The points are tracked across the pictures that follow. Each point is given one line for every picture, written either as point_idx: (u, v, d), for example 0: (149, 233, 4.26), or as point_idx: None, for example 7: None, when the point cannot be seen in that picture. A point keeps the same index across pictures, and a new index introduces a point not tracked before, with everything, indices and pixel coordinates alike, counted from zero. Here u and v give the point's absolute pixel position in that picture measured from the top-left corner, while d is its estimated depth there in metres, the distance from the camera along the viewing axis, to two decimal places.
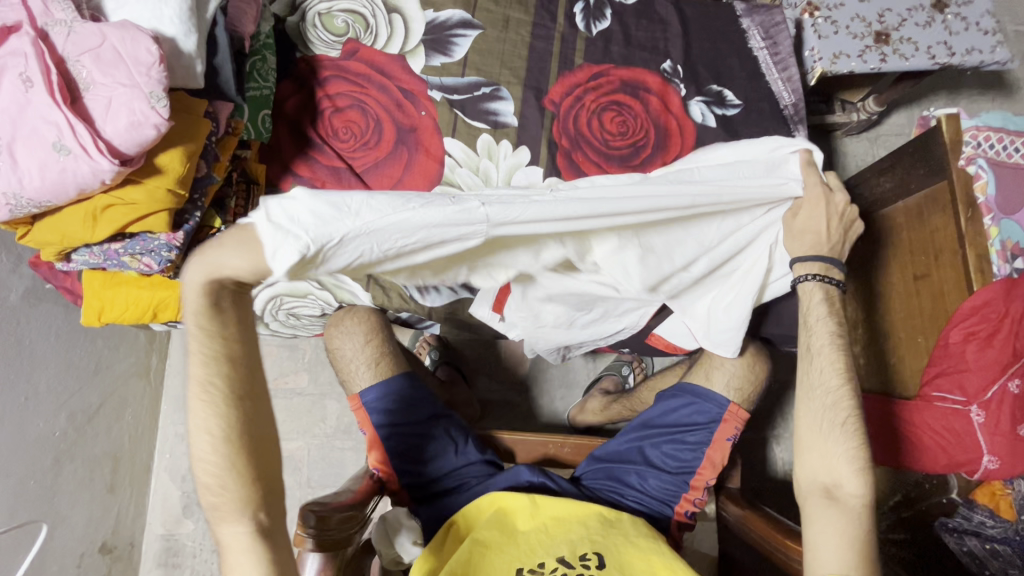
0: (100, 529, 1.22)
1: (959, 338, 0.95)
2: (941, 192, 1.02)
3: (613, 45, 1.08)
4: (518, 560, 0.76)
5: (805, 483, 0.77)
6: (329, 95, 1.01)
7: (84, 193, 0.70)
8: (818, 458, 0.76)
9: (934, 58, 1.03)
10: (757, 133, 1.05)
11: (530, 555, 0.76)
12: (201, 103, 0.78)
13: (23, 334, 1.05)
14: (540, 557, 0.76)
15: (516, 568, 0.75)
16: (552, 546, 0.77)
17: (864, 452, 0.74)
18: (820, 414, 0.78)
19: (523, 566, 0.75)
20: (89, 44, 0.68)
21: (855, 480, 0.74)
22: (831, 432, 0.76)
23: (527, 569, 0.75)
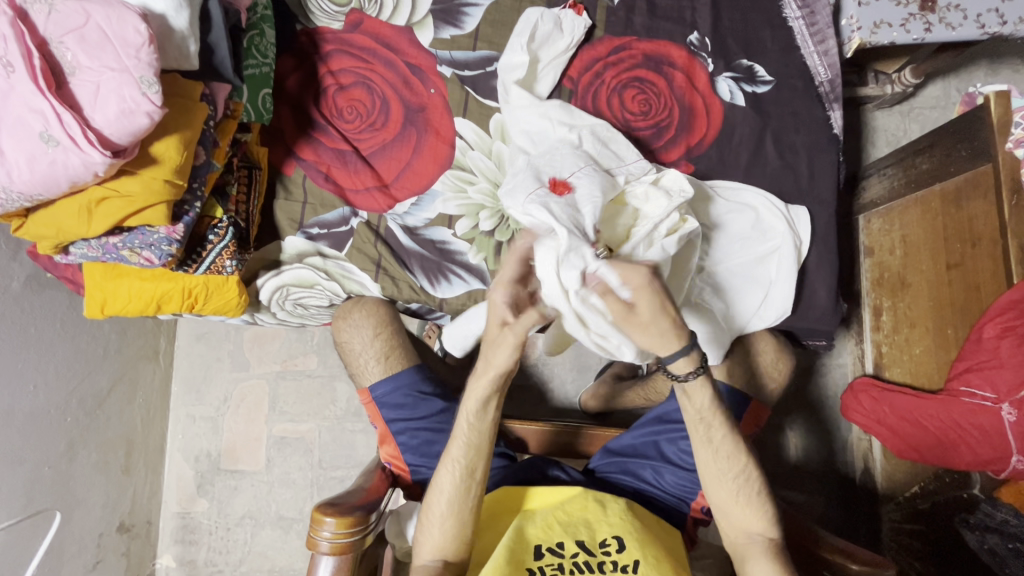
0: (117, 510, 1.24)
1: (994, 332, 0.92)
2: (984, 176, 0.97)
3: (636, 15, 1.01)
4: (539, 538, 0.78)
5: (734, 535, 0.79)
6: (332, 72, 0.95)
7: (77, 186, 0.66)
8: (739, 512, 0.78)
9: (983, 28, 0.94)
10: (789, 111, 0.99)
11: (547, 531, 0.78)
12: (196, 86, 0.73)
13: (28, 322, 1.03)
14: (559, 537, 0.78)
15: (535, 543, 0.77)
16: (569, 525, 0.79)
17: (755, 492, 0.78)
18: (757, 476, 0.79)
19: (542, 544, 0.77)
20: (72, 24, 0.63)
21: (756, 522, 0.78)
22: (732, 499, 0.78)
23: (545, 545, 0.77)
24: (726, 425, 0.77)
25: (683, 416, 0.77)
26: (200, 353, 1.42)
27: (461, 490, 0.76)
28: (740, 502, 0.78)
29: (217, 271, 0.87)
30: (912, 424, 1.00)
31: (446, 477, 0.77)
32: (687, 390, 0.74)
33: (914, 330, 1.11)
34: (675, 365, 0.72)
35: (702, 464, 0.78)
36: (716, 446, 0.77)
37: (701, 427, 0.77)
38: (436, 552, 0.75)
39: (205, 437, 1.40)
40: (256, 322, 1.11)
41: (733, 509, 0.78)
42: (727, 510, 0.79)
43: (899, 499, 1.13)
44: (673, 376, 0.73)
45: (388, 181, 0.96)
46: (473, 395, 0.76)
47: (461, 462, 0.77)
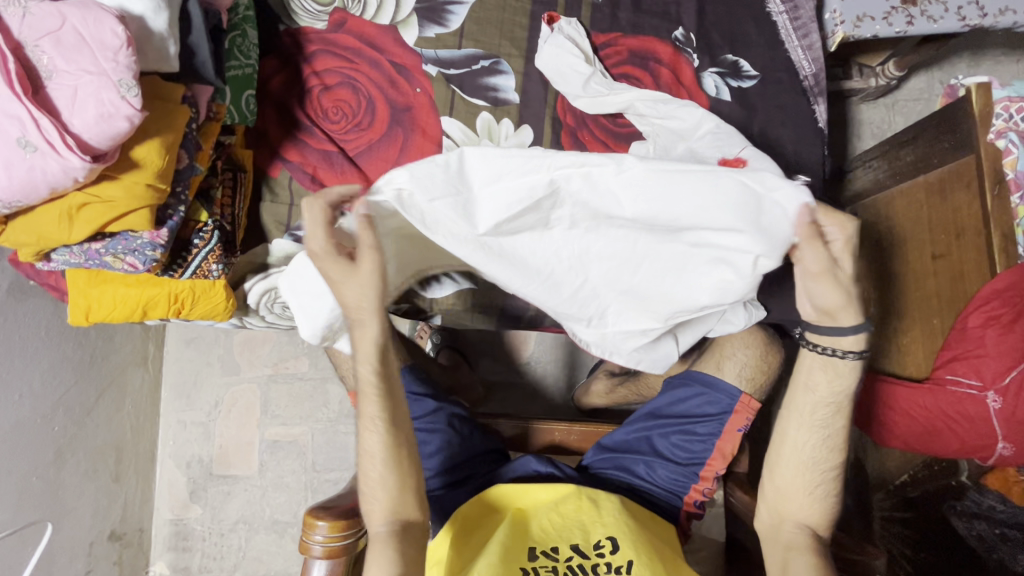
0: (108, 519, 1.23)
1: (979, 321, 0.94)
2: (967, 166, 0.99)
3: (621, 11, 1.01)
4: (534, 541, 0.78)
5: (781, 518, 0.80)
6: (317, 72, 0.94)
7: (57, 192, 0.65)
8: (801, 500, 0.79)
9: (964, 20, 0.94)
10: (775, 105, 0.99)
11: (542, 535, 0.79)
12: (176, 88, 0.72)
13: (12, 330, 1.02)
14: (554, 541, 0.79)
15: (529, 546, 0.78)
16: (563, 528, 0.80)
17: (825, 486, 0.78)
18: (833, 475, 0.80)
19: (537, 548, 0.78)
20: (47, 27, 0.62)
21: (809, 512, 0.79)
22: (804, 488, 0.78)
23: (539, 548, 0.78)
24: (843, 416, 0.77)
25: (808, 391, 0.77)
26: (190, 359, 1.41)
27: (391, 446, 0.74)
28: (811, 493, 0.78)
29: (202, 276, 0.86)
30: (897, 412, 0.99)
31: (368, 433, 0.74)
32: (829, 365, 0.74)
33: (901, 321, 1.12)
34: (821, 334, 0.73)
35: (791, 445, 0.79)
36: (823, 434, 0.77)
37: (828, 410, 0.76)
38: (391, 517, 0.73)
39: (196, 443, 1.38)
40: (244, 326, 1.10)
41: (798, 498, 0.79)
42: (789, 496, 0.79)
43: (889, 488, 1.13)
44: (828, 347, 0.73)
45: (375, 181, 0.95)
46: (366, 342, 0.71)
47: (381, 419, 0.74)
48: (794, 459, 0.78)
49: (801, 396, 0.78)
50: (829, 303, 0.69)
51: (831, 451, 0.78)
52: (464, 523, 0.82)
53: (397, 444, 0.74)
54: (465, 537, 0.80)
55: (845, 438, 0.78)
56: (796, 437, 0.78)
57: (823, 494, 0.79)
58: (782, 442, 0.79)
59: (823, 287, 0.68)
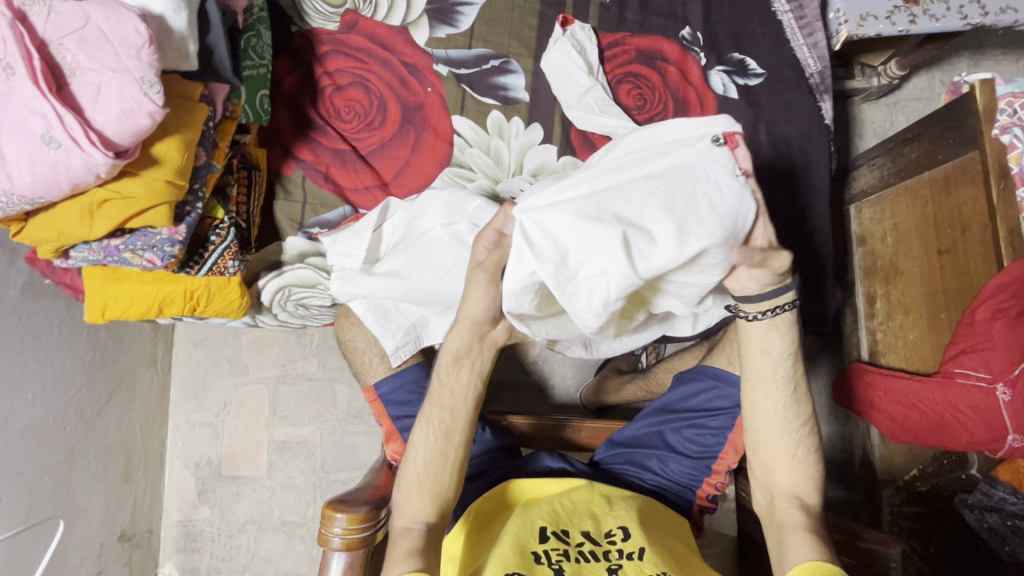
0: (118, 519, 1.23)
1: (986, 315, 0.94)
2: (971, 162, 1.00)
3: (628, 11, 1.02)
4: (544, 521, 0.78)
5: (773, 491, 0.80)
6: (329, 72, 0.96)
7: (79, 188, 0.66)
8: (784, 471, 0.79)
9: (966, 19, 0.96)
10: (781, 103, 1.01)
11: (553, 519, 0.79)
12: (195, 86, 0.73)
13: (26, 330, 1.02)
14: (565, 525, 0.79)
15: (540, 527, 0.77)
16: (575, 514, 0.80)
17: (805, 451, 0.79)
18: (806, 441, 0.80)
19: (548, 528, 0.77)
20: (71, 26, 0.63)
21: (803, 481, 0.79)
22: (787, 455, 0.79)
23: (551, 530, 0.77)
24: (802, 375, 0.78)
25: (765, 352, 0.76)
26: (199, 360, 1.41)
27: (437, 455, 0.75)
28: (793, 456, 0.79)
29: (218, 273, 0.87)
30: (908, 407, 1.01)
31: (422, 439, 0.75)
32: (777, 324, 0.75)
33: (908, 316, 1.13)
34: (751, 302, 0.74)
35: (763, 415, 0.78)
36: (790, 396, 0.77)
37: (788, 369, 0.76)
38: (415, 514, 0.74)
39: (205, 443, 1.39)
40: (256, 324, 1.10)
41: (782, 466, 0.79)
42: (776, 469, 0.80)
43: (898, 483, 1.13)
44: (749, 310, 0.75)
45: (388, 180, 0.96)
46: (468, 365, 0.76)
47: (438, 428, 0.75)
48: (768, 429, 0.78)
49: (756, 360, 0.77)
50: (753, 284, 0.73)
51: (804, 418, 0.78)
52: (476, 520, 0.81)
53: (450, 443, 0.75)
54: (481, 532, 0.80)
55: (810, 396, 0.78)
56: (764, 405, 0.78)
57: (807, 460, 0.79)
58: (754, 414, 0.79)
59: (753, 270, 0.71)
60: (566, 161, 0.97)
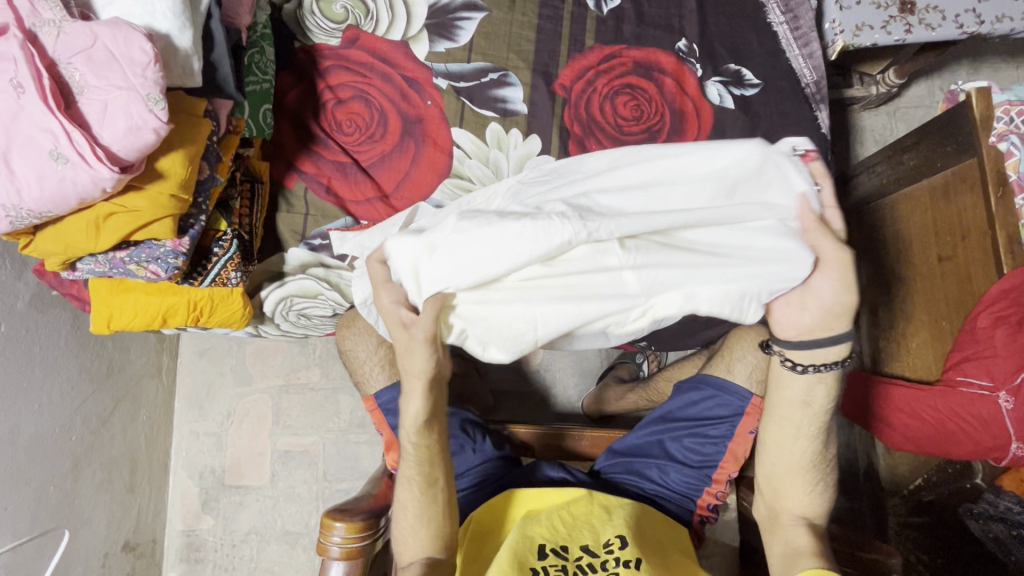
0: (122, 529, 1.23)
1: (987, 322, 0.94)
2: (969, 170, 1.00)
3: (625, 24, 1.03)
4: (543, 537, 0.78)
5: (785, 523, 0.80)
6: (331, 87, 0.97)
7: (85, 202, 0.67)
8: (799, 500, 0.81)
9: (961, 28, 0.97)
10: (778, 113, 1.02)
11: (551, 531, 0.79)
12: (200, 102, 0.75)
13: (33, 341, 1.04)
14: (564, 539, 0.79)
15: (538, 543, 0.78)
16: (574, 527, 0.80)
17: (821, 484, 0.81)
18: (823, 474, 0.82)
19: (546, 544, 0.78)
20: (79, 45, 0.65)
21: (813, 508, 0.81)
22: (802, 487, 0.80)
23: (550, 545, 0.78)
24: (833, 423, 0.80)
25: (805, 404, 0.78)
26: (203, 369, 1.43)
27: (425, 502, 0.76)
28: (809, 489, 0.81)
29: (221, 284, 0.88)
30: (911, 416, 1.00)
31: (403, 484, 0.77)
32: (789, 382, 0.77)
33: (910, 324, 1.13)
34: (791, 352, 0.75)
35: (791, 451, 0.80)
36: (817, 439, 0.79)
37: (819, 422, 0.78)
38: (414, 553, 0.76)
39: (209, 453, 1.40)
40: (259, 334, 1.12)
41: (799, 495, 0.81)
42: (793, 494, 0.81)
43: (903, 492, 1.12)
44: (811, 366, 0.74)
45: (388, 191, 0.97)
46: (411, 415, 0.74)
47: (414, 479, 0.77)
48: (789, 463, 0.80)
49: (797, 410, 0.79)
50: (830, 305, 0.69)
51: (821, 451, 0.80)
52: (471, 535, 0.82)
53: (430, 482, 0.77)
54: (479, 546, 0.81)
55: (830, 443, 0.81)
56: (793, 446, 0.80)
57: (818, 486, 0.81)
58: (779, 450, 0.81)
59: (787, 305, 0.72)
60: None
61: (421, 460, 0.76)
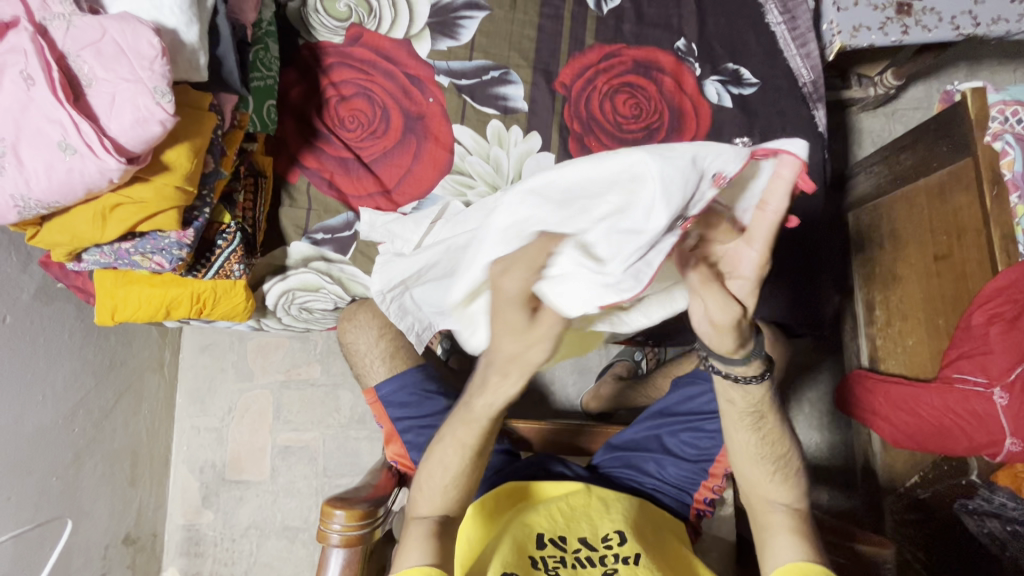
0: (122, 522, 1.24)
1: (982, 319, 0.95)
2: (965, 169, 1.01)
3: (625, 24, 1.05)
4: (541, 527, 0.79)
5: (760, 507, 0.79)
6: (334, 83, 0.99)
7: (92, 193, 0.69)
8: (769, 485, 0.78)
9: (958, 29, 0.98)
10: (775, 112, 1.03)
11: (550, 521, 0.80)
12: (205, 97, 0.76)
13: (37, 333, 1.05)
14: (562, 530, 0.80)
15: (537, 531, 0.79)
16: (571, 519, 0.81)
17: (784, 465, 0.78)
18: (786, 459, 0.78)
19: (545, 534, 0.79)
20: (89, 39, 0.66)
21: (787, 491, 0.78)
22: (766, 473, 0.78)
23: (548, 535, 0.79)
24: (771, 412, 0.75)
25: (730, 404, 0.74)
26: (204, 365, 1.44)
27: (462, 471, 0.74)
28: (773, 474, 0.78)
29: (225, 276, 0.89)
30: (908, 412, 1.01)
31: (453, 431, 0.75)
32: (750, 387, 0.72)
33: (907, 322, 1.14)
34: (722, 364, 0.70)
35: (745, 444, 0.77)
36: (759, 433, 0.76)
37: (749, 417, 0.74)
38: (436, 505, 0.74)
39: (209, 448, 1.40)
40: (261, 328, 1.13)
41: (768, 482, 0.78)
42: (761, 483, 0.79)
43: (900, 489, 1.13)
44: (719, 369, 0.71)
45: (390, 187, 0.98)
46: (497, 395, 0.71)
47: (466, 448, 0.74)
48: (744, 456, 0.78)
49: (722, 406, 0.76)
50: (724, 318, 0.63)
51: (773, 434, 0.76)
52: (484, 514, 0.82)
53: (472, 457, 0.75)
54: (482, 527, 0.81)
55: (782, 431, 0.76)
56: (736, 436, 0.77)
57: (783, 468, 0.78)
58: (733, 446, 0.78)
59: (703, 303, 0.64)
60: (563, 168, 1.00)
61: (483, 429, 0.73)
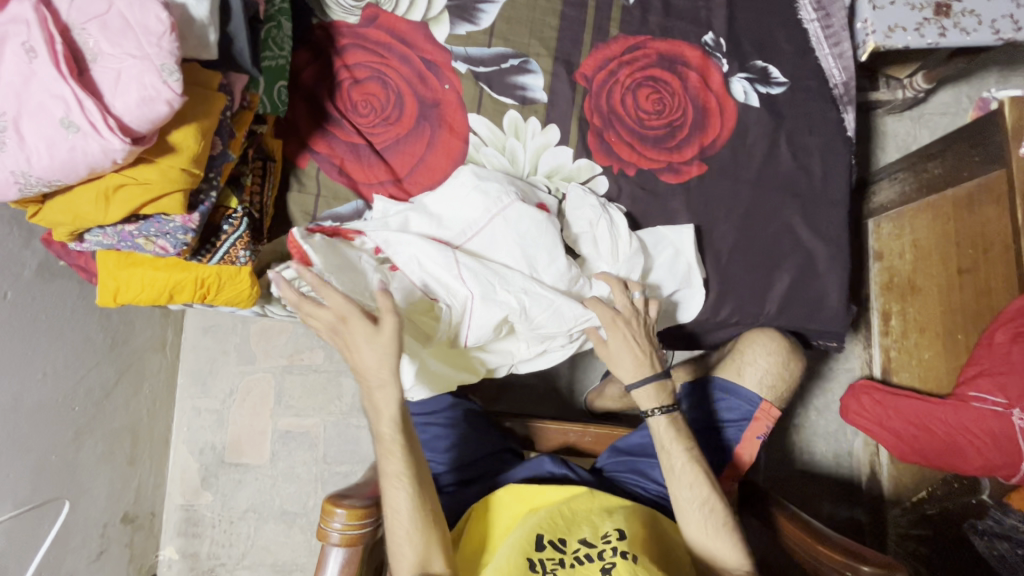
0: (122, 501, 1.24)
1: (1006, 337, 0.92)
2: (997, 180, 0.97)
3: (651, 15, 1.00)
4: (541, 529, 0.78)
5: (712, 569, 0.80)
6: (347, 66, 0.95)
7: (95, 173, 0.66)
8: (703, 545, 0.80)
9: (998, 34, 0.93)
10: (803, 113, 0.99)
11: (550, 524, 0.79)
12: (214, 76, 0.74)
13: (38, 311, 1.03)
14: (563, 533, 0.78)
15: (535, 533, 0.77)
16: (572, 522, 0.79)
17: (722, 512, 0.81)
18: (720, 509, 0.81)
19: (545, 536, 0.77)
20: (94, 11, 0.63)
21: (734, 553, 0.80)
22: (701, 530, 0.80)
23: (547, 536, 0.77)
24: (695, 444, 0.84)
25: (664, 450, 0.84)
26: (206, 347, 1.42)
27: (415, 505, 0.74)
28: (717, 531, 0.80)
29: (230, 262, 0.87)
30: (918, 428, 0.99)
31: (387, 463, 0.75)
32: None
33: (924, 335, 1.11)
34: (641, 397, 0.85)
35: (680, 489, 0.82)
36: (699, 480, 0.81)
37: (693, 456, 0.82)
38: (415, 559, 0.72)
39: (210, 430, 1.40)
40: (266, 314, 1.11)
41: (711, 541, 0.80)
42: (701, 543, 0.80)
43: (906, 504, 1.14)
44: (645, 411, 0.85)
45: (401, 175, 0.96)
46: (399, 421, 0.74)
47: (405, 478, 0.74)
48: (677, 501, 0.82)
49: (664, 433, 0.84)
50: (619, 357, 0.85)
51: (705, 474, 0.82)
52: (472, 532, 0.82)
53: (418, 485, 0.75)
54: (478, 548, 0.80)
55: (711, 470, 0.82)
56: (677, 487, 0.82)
57: (720, 521, 0.80)
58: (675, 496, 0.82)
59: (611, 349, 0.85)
60: (582, 163, 0.97)
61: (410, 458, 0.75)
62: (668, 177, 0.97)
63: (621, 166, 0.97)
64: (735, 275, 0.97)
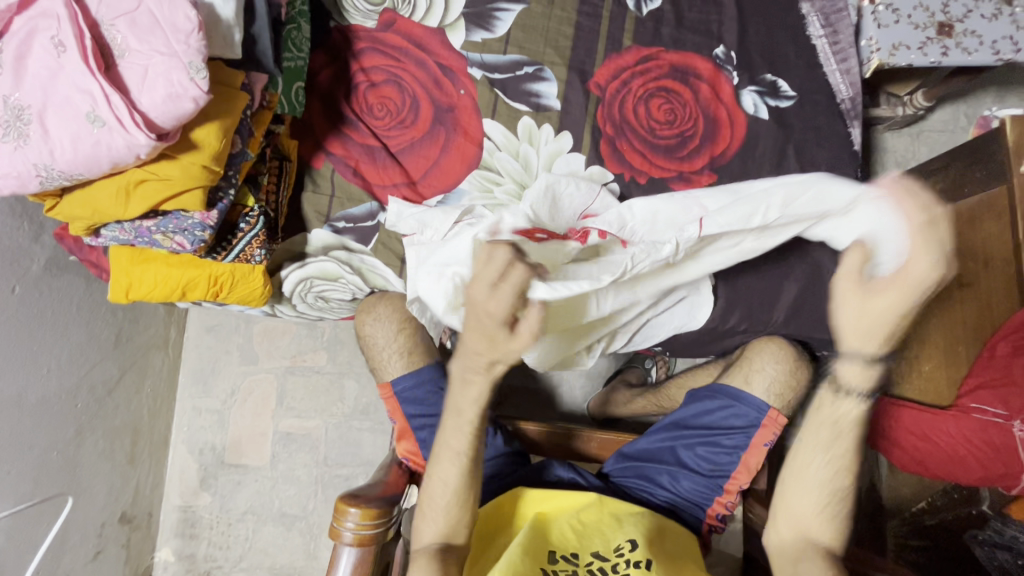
0: (120, 500, 1.22)
1: (1007, 349, 0.95)
2: (998, 197, 0.99)
3: (664, 27, 1.02)
4: (552, 544, 0.77)
5: (787, 534, 0.79)
6: (364, 69, 0.96)
7: (117, 167, 0.66)
8: (786, 516, 0.80)
9: (998, 54, 0.96)
10: (811, 127, 1.01)
11: (561, 538, 0.78)
12: (237, 75, 0.74)
13: (45, 306, 1.03)
14: (574, 547, 0.78)
15: (549, 548, 0.76)
16: (583, 535, 0.79)
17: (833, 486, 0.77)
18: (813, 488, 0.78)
19: (557, 550, 0.77)
20: (124, 8, 0.64)
21: (823, 527, 0.77)
22: (813, 504, 0.78)
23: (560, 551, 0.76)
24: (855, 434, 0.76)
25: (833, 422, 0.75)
26: (209, 346, 1.42)
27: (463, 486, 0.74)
28: (818, 506, 0.78)
29: (244, 260, 0.88)
30: (925, 442, 0.98)
31: (451, 437, 0.75)
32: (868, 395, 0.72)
33: None
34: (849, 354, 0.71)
35: (806, 467, 0.78)
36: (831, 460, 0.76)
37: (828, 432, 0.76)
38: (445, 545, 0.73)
39: (211, 430, 1.39)
40: (274, 314, 1.11)
41: (811, 515, 0.78)
42: (799, 514, 0.79)
43: (906, 515, 1.13)
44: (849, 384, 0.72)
45: (415, 178, 0.96)
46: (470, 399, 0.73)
47: (463, 457, 0.75)
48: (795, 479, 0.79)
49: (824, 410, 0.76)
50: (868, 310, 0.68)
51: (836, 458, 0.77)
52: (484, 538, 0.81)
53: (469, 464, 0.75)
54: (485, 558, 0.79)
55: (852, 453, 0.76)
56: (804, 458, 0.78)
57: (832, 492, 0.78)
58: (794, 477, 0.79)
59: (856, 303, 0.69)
60: (594, 171, 0.98)
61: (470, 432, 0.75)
62: (679, 186, 0.98)
63: (633, 174, 0.98)
64: (741, 284, 0.98)
